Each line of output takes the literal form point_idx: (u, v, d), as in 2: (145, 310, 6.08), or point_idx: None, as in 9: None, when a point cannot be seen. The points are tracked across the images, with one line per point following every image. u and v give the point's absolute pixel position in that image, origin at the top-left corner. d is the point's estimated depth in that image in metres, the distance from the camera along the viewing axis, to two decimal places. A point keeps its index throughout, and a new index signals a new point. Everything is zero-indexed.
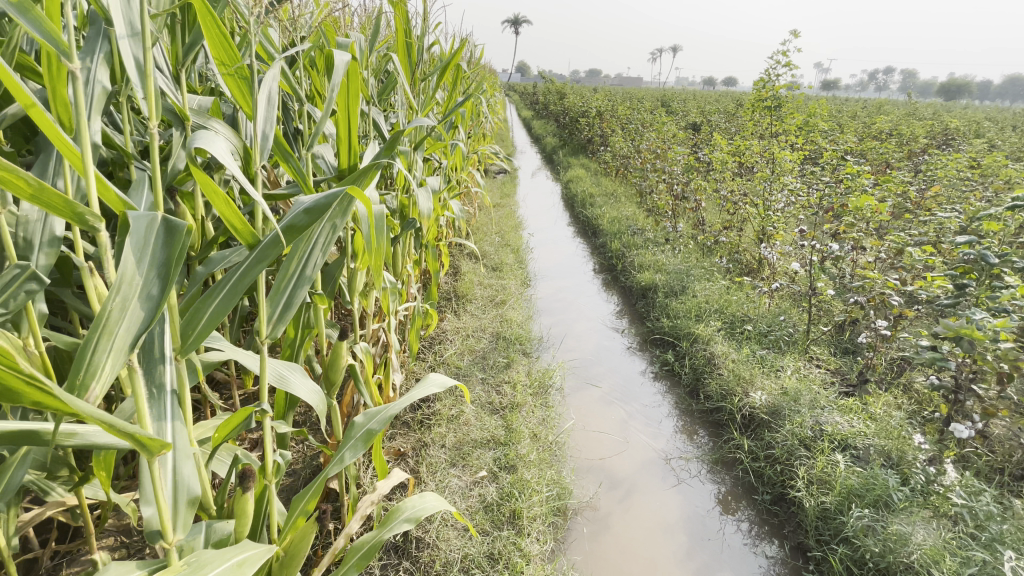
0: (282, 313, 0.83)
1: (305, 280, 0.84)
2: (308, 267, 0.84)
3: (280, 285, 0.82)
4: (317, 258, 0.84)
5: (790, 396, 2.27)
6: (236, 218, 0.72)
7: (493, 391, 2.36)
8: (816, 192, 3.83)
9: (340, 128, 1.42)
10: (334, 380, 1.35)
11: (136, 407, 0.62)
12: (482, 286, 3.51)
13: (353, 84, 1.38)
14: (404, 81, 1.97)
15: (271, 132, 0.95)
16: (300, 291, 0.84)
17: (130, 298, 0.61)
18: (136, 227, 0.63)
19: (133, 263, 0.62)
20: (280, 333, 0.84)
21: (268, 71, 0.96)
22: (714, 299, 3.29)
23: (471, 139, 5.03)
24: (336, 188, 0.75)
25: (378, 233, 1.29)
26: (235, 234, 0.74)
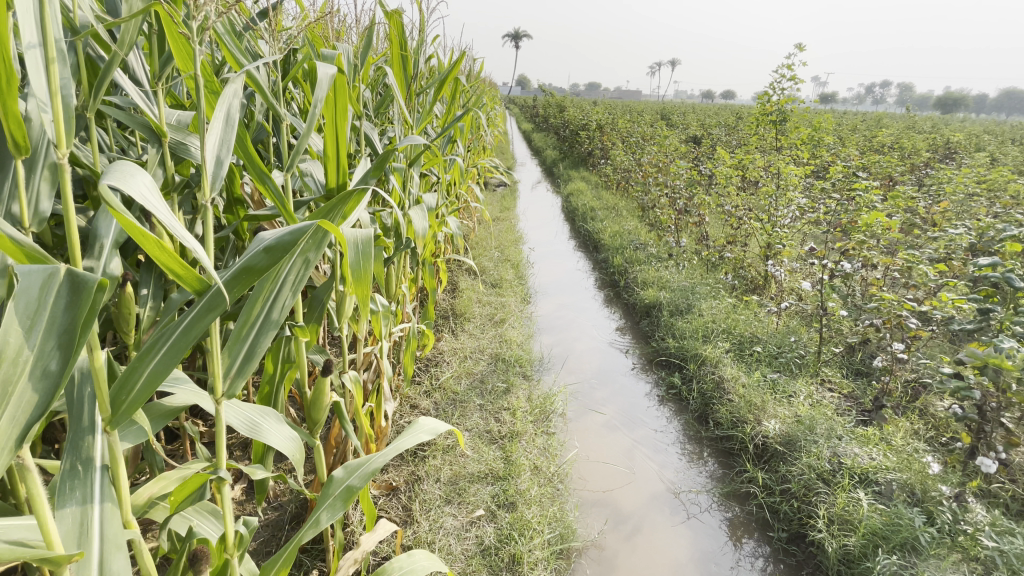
0: (244, 364, 0.76)
1: (271, 324, 0.77)
2: (275, 309, 0.77)
3: (241, 332, 0.75)
4: (287, 299, 0.78)
5: (804, 424, 2.16)
6: (176, 264, 0.64)
7: (492, 418, 2.24)
8: (823, 208, 3.73)
9: (328, 144, 1.32)
10: (317, 420, 1.23)
11: (38, 515, 0.55)
12: (481, 303, 3.40)
13: (341, 97, 1.28)
14: (399, 95, 1.88)
15: (225, 155, 0.85)
16: (264, 338, 0.77)
17: (19, 376, 0.53)
18: (28, 287, 0.54)
19: (24, 333, 0.53)
20: (240, 386, 0.77)
21: (228, 87, 0.87)
22: (720, 318, 3.18)
23: (470, 152, 4.95)
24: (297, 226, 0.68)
25: (364, 262, 1.16)
26: (180, 280, 0.66)
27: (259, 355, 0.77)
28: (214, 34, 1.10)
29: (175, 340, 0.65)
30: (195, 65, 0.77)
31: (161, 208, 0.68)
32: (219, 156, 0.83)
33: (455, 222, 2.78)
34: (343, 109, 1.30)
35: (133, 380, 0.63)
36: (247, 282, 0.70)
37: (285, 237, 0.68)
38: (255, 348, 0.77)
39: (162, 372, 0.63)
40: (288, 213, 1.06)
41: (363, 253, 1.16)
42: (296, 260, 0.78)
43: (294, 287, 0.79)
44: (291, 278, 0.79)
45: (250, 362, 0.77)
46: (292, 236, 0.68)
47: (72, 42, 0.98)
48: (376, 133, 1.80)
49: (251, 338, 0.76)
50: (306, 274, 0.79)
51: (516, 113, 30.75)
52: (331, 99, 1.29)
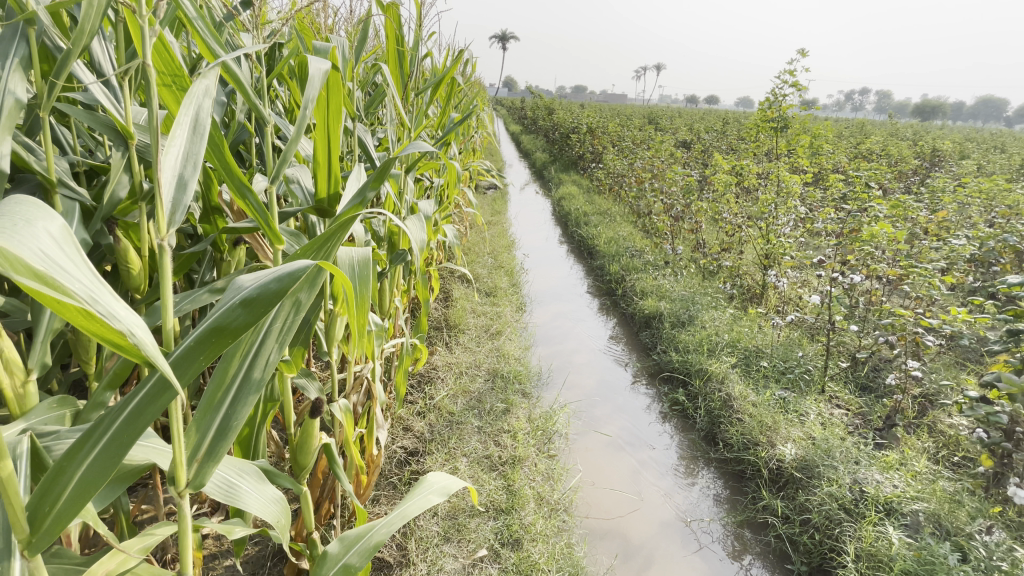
0: (216, 443, 0.63)
1: (249, 389, 0.65)
2: (255, 369, 0.67)
3: (212, 403, 0.63)
4: (271, 354, 0.68)
5: (821, 448, 2.06)
6: (113, 335, 0.54)
7: (491, 442, 2.10)
8: (825, 217, 3.66)
9: (319, 149, 1.17)
10: (304, 465, 1.08)
11: None
12: (475, 314, 3.25)
13: (335, 97, 1.13)
14: (396, 96, 1.73)
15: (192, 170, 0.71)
16: (242, 407, 0.64)
17: None
18: None
19: None
20: (210, 475, 0.63)
21: (195, 86, 0.72)
22: (724, 330, 3.07)
23: (463, 154, 4.79)
24: (278, 273, 0.60)
25: (361, 287, 0.99)
26: (123, 351, 0.56)
27: (233, 430, 0.63)
28: (184, 20, 0.93)
29: (118, 428, 0.56)
30: (149, 57, 0.62)
31: (77, 271, 0.49)
32: (182, 174, 0.69)
33: (450, 231, 2.63)
34: (336, 110, 1.14)
35: (61, 485, 0.54)
36: (219, 343, 0.59)
37: (270, 284, 0.59)
38: (229, 421, 0.64)
39: (94, 476, 0.54)
40: (273, 232, 0.91)
41: (362, 276, 0.99)
42: (285, 301, 0.71)
43: (281, 342, 0.69)
44: (276, 328, 0.70)
45: (223, 440, 0.63)
46: (279, 281, 0.60)
47: (20, 25, 0.81)
48: (370, 136, 1.64)
49: (225, 409, 0.64)
50: (295, 321, 0.71)
51: (504, 115, 30.62)
52: (323, 98, 1.15)
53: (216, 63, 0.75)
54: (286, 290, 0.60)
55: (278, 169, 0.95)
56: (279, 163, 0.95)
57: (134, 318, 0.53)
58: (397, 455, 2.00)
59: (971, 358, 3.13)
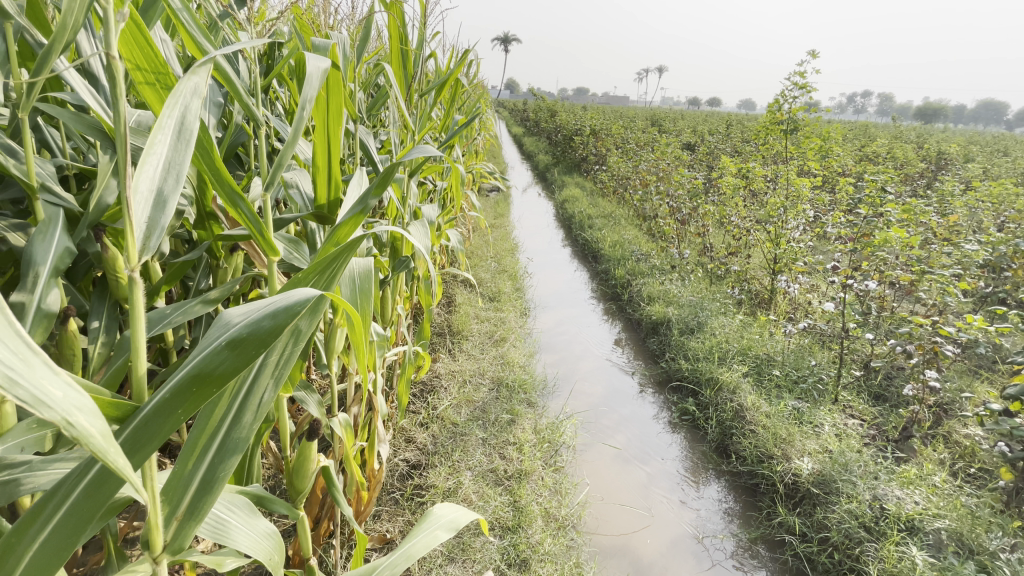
0: (197, 501, 0.57)
1: (239, 434, 0.60)
2: (245, 412, 0.61)
3: (195, 453, 0.57)
4: (264, 394, 0.62)
5: (838, 462, 1.99)
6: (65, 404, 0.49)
7: (496, 455, 2.03)
8: (836, 221, 3.57)
9: (319, 152, 1.09)
10: (301, 489, 1.01)
11: None
12: (479, 320, 3.18)
13: (335, 98, 1.06)
14: (400, 97, 1.67)
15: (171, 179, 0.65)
16: (229, 457, 0.58)
17: None
18: None
19: None
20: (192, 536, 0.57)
21: (178, 85, 0.64)
22: (734, 337, 3.00)
23: (466, 157, 4.73)
24: (273, 310, 0.56)
25: (362, 303, 0.92)
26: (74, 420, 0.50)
27: (218, 483, 0.57)
28: (167, 11, 0.85)
29: (78, 497, 0.51)
30: (114, 50, 0.55)
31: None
32: (160, 187, 0.63)
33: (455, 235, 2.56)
34: (336, 110, 1.06)
35: (11, 564, 0.50)
36: (201, 393, 0.53)
37: (263, 322, 0.55)
38: (214, 474, 0.58)
39: (52, 556, 0.50)
40: (267, 242, 0.84)
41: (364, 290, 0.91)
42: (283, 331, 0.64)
43: (276, 380, 0.64)
44: (271, 361, 0.65)
45: (207, 496, 0.57)
46: (273, 318, 0.56)
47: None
48: (373, 137, 1.57)
49: (210, 459, 0.58)
50: (292, 352, 0.65)
51: (506, 117, 30.56)
52: (321, 98, 1.07)
53: (207, 60, 0.67)
54: (281, 327, 0.56)
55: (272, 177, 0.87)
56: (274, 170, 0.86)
57: (65, 398, 0.44)
58: (400, 468, 1.93)
59: (985, 365, 3.06)
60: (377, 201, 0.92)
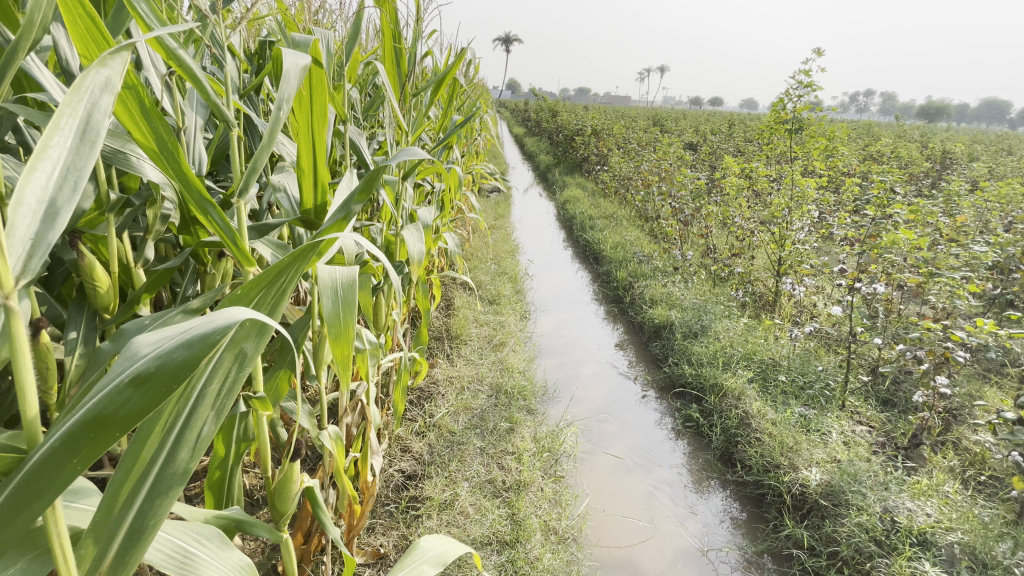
0: (124, 553, 0.49)
1: (174, 473, 0.52)
2: (182, 448, 0.54)
3: (120, 497, 0.50)
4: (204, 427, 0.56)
5: (847, 472, 1.93)
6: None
7: (494, 465, 1.97)
8: (842, 222, 3.50)
9: (302, 155, 1.02)
10: (283, 512, 0.95)
11: None
12: (478, 324, 3.12)
13: (320, 97, 0.99)
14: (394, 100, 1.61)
15: (71, 186, 0.50)
16: (160, 501, 0.51)
17: None
18: None
19: None
20: None
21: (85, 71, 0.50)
22: (738, 341, 2.93)
23: (465, 158, 4.67)
24: (191, 338, 0.51)
25: (345, 314, 0.85)
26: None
27: (146, 531, 0.50)
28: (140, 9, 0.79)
29: None
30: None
31: None
32: (53, 198, 0.49)
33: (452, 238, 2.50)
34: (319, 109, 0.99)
35: None
36: (102, 439, 0.47)
37: (175, 353, 0.50)
38: (145, 521, 0.51)
39: None
40: (242, 252, 0.78)
41: (347, 300, 0.85)
42: (222, 352, 0.58)
43: (218, 411, 0.57)
44: (214, 387, 0.58)
45: (135, 546, 0.50)
46: (187, 349, 0.50)
47: None
48: (366, 138, 1.52)
49: (140, 504, 0.51)
50: (237, 376, 0.59)
51: (508, 117, 30.52)
52: (304, 96, 1.00)
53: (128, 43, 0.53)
54: (195, 360, 0.50)
55: (245, 185, 0.78)
56: (246, 176, 0.77)
57: None
58: (395, 479, 1.87)
59: (994, 369, 3.00)
60: (361, 206, 0.87)
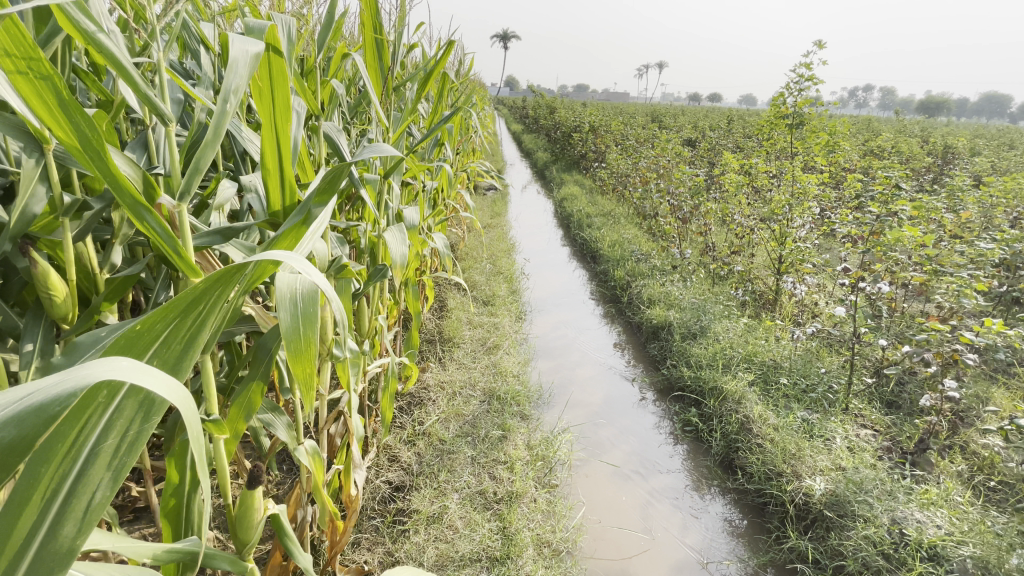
0: None
1: (58, 548, 0.47)
2: (68, 520, 0.48)
3: None
4: (95, 494, 0.49)
5: (853, 481, 1.85)
6: None
7: (485, 475, 1.89)
8: (845, 219, 3.42)
9: (266, 152, 0.94)
10: (246, 540, 0.87)
11: None
12: (472, 326, 3.04)
13: (281, 87, 0.91)
14: (375, 98, 1.52)
15: None
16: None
17: None
18: None
19: None
20: None
21: None
22: (739, 342, 2.85)
23: (459, 155, 4.58)
24: (26, 410, 0.42)
25: (306, 328, 0.77)
26: None
27: None
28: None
29: None
30: None
31: None
32: None
33: (442, 238, 2.41)
34: (283, 101, 0.91)
35: None
36: None
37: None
38: None
39: None
40: (187, 263, 0.71)
41: (307, 313, 0.77)
42: (120, 405, 0.51)
43: (115, 473, 0.51)
44: (110, 444, 0.51)
45: None
46: (15, 428, 0.42)
47: None
48: (343, 135, 1.44)
49: None
50: (141, 431, 0.52)
51: (506, 114, 30.36)
52: (263, 86, 0.91)
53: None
54: (26, 439, 0.43)
55: (186, 187, 0.70)
56: (189, 178, 0.70)
57: None
58: (381, 492, 1.79)
59: (1001, 371, 2.92)
60: (322, 208, 0.79)
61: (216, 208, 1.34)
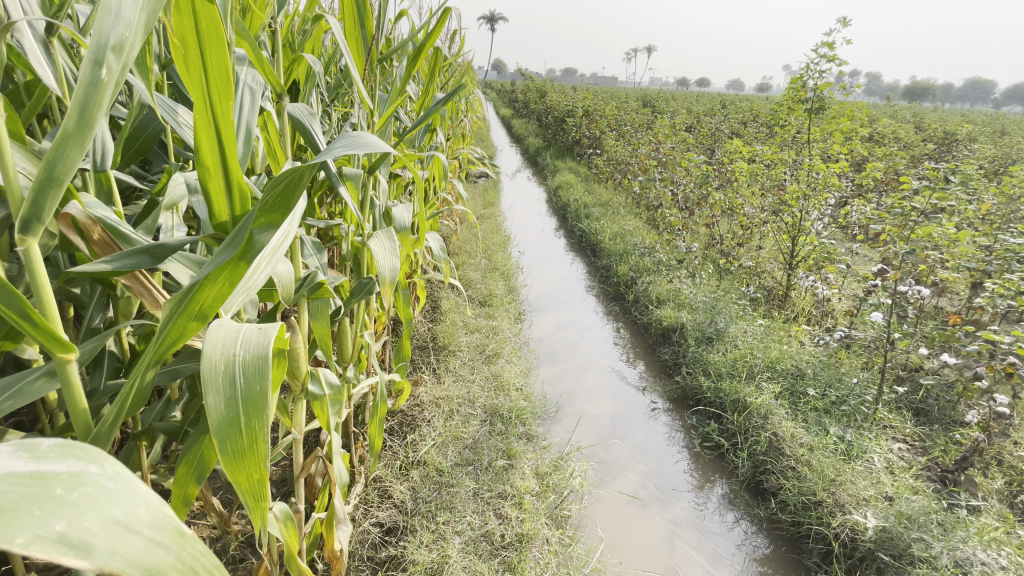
0: None
1: None
2: None
3: None
4: None
5: (905, 516, 1.65)
6: None
7: (491, 514, 1.65)
8: (866, 213, 3.19)
9: (202, 146, 0.68)
10: None
11: None
12: (468, 330, 2.78)
13: (213, 49, 0.63)
14: (358, 81, 1.25)
15: None
16: None
17: None
18: None
19: None
20: None
21: None
22: (759, 347, 2.63)
23: (450, 141, 4.27)
24: None
25: (249, 422, 0.51)
26: None
27: None
28: None
29: None
30: None
31: None
32: None
33: (436, 238, 2.14)
34: (216, 70, 0.64)
35: None
36: None
37: None
38: None
39: None
40: (50, 332, 0.45)
41: (246, 397, 0.51)
42: None
43: None
44: None
45: None
46: None
47: None
48: (317, 121, 1.17)
49: None
50: None
51: (494, 98, 29.71)
52: (185, 51, 0.63)
53: None
54: None
55: (39, 207, 0.44)
56: (39, 191, 0.43)
57: None
58: (371, 536, 1.54)
59: None
60: (267, 234, 0.52)
61: (164, 210, 1.06)
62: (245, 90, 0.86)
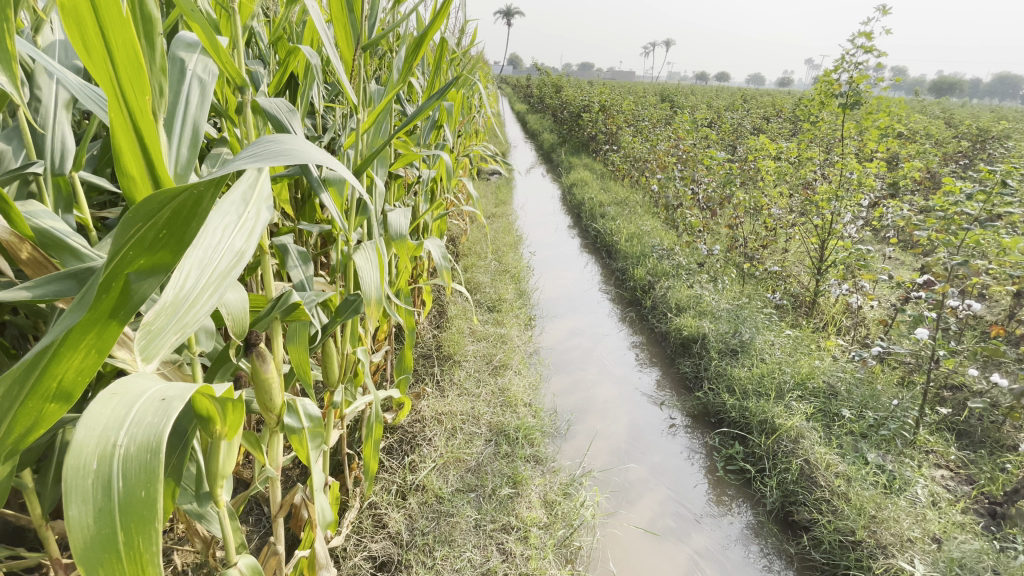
0: None
1: None
2: None
3: None
4: None
5: (958, 564, 1.47)
6: None
7: (493, 549, 1.51)
8: (903, 217, 2.97)
9: (123, 150, 0.54)
10: None
11: None
12: (475, 337, 2.63)
13: (121, 31, 0.49)
14: (346, 76, 1.10)
15: None
16: None
17: None
18: None
19: None
20: None
21: None
22: (788, 362, 2.45)
23: (462, 138, 4.12)
24: None
25: (129, 540, 0.38)
26: None
27: None
28: None
29: None
30: None
31: None
32: None
33: (438, 245, 1.92)
34: (124, 54, 0.50)
35: None
36: None
37: None
38: None
39: None
40: None
41: (125, 507, 0.38)
42: None
43: None
44: None
45: None
46: None
47: None
48: (297, 118, 1.03)
49: None
50: None
51: (510, 93, 29.45)
52: (86, 33, 0.49)
53: None
54: None
55: None
56: None
57: None
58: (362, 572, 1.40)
59: None
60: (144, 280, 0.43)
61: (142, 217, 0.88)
62: (194, 80, 0.71)
